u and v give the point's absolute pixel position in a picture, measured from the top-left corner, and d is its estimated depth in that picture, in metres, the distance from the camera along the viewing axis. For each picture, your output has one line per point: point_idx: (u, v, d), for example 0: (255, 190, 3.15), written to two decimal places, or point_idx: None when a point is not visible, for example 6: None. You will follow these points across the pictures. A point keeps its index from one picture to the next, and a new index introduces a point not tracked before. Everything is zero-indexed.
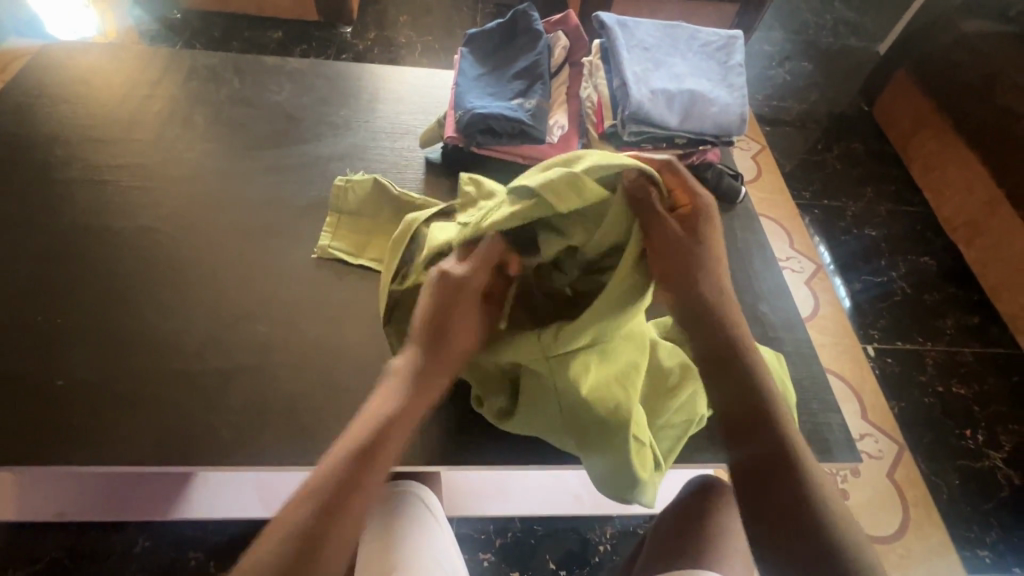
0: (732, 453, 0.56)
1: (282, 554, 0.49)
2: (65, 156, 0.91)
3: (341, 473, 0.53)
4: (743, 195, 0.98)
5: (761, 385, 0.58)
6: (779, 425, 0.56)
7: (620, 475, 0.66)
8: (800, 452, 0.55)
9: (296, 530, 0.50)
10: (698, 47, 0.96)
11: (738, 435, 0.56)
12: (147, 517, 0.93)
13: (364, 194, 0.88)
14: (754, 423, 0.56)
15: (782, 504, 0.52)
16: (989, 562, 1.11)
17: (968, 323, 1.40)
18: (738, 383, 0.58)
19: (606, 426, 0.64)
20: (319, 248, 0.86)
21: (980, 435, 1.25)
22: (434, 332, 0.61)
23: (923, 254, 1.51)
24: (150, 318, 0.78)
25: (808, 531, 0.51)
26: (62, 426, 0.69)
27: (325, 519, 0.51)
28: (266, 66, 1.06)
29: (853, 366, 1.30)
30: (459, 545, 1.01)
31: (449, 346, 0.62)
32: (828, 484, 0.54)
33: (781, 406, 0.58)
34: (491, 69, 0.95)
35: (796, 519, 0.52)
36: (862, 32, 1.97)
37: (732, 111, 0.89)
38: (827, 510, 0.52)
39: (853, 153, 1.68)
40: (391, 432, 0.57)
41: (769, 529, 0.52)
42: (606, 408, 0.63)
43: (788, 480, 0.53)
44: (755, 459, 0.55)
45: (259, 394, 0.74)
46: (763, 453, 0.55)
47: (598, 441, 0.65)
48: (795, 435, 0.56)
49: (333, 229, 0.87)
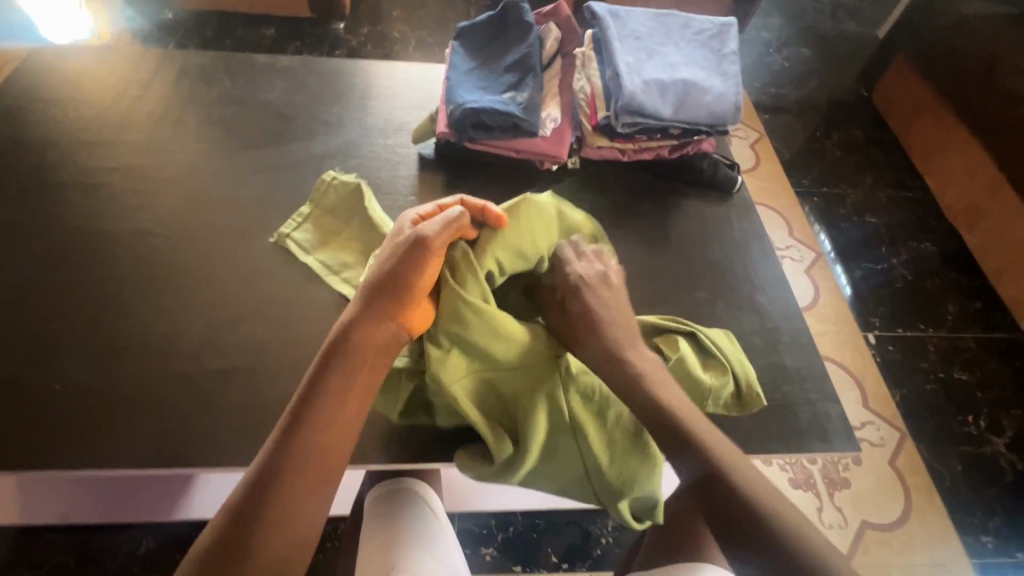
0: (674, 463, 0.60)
1: (224, 523, 0.52)
2: (56, 159, 0.91)
3: (279, 440, 0.56)
4: (740, 185, 0.97)
5: (676, 403, 0.63)
6: (702, 433, 0.60)
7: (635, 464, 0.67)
8: (731, 454, 0.59)
9: (239, 495, 0.54)
10: (691, 36, 0.94)
11: (674, 446, 0.60)
12: (149, 519, 0.93)
13: (341, 191, 0.89)
14: (681, 438, 0.60)
15: (728, 511, 0.56)
16: (992, 548, 1.11)
17: (970, 309, 1.39)
18: (659, 405, 0.63)
19: (620, 410, 0.68)
20: (277, 235, 0.86)
21: (982, 421, 1.25)
22: (374, 286, 0.65)
23: (924, 240, 1.50)
24: (145, 321, 0.77)
25: (756, 526, 0.54)
26: (60, 431, 0.70)
27: (258, 482, 0.54)
28: (256, 65, 1.05)
29: (853, 354, 1.29)
30: (461, 541, 1.01)
31: (392, 294, 0.64)
32: (765, 480, 0.58)
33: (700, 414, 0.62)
34: (483, 63, 0.95)
35: (747, 525, 0.54)
36: (860, 17, 1.94)
37: (726, 100, 0.88)
38: (768, 504, 0.55)
39: (852, 140, 1.66)
40: (326, 390, 0.59)
41: (727, 530, 0.55)
42: (622, 392, 0.68)
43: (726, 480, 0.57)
44: (694, 465, 0.59)
45: (255, 395, 0.73)
46: (695, 467, 0.58)
47: (613, 432, 0.67)
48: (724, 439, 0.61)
49: (296, 218, 0.88)
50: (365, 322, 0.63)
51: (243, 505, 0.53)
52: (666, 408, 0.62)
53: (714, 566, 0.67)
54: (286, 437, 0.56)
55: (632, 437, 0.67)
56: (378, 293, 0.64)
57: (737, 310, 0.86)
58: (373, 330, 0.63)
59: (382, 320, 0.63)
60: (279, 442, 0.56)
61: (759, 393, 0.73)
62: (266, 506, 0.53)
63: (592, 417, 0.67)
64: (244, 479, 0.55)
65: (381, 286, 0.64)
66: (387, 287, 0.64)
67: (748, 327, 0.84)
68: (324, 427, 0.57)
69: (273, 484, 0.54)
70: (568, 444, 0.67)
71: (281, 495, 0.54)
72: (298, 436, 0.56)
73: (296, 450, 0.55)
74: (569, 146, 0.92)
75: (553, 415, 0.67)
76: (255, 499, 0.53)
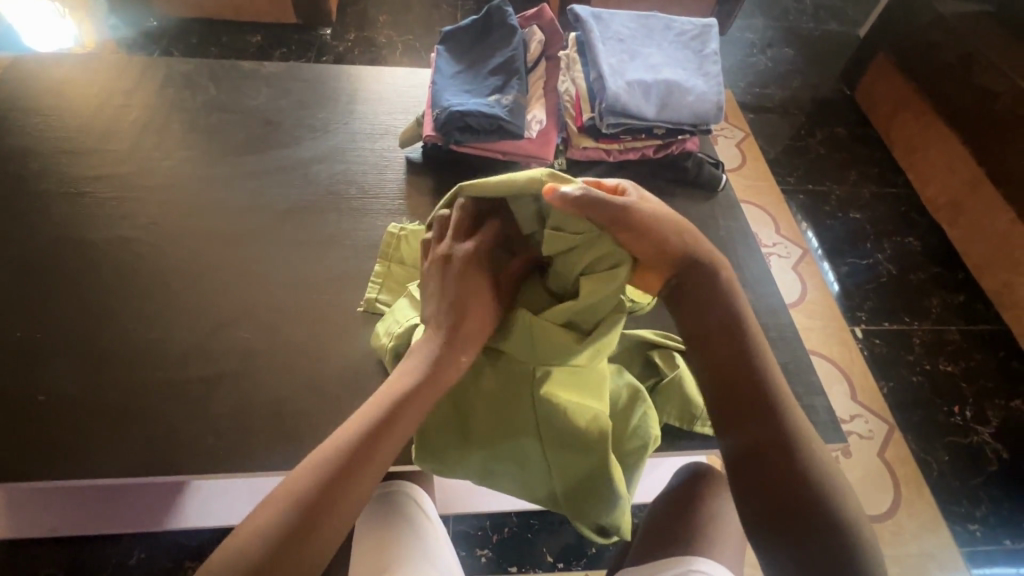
0: (731, 433, 0.59)
1: (277, 525, 0.50)
2: (40, 169, 0.90)
3: (343, 453, 0.55)
4: (724, 183, 0.98)
5: (760, 369, 0.61)
6: (782, 408, 0.59)
7: (587, 486, 0.67)
8: (800, 433, 0.58)
9: (290, 503, 0.52)
10: (673, 37, 0.96)
11: (739, 417, 0.59)
12: (141, 528, 0.93)
13: (414, 242, 0.84)
14: (747, 404, 0.59)
15: (779, 481, 0.56)
16: (980, 536, 1.13)
17: (955, 302, 1.41)
18: (735, 372, 0.61)
19: (584, 437, 0.65)
20: (365, 301, 0.82)
21: (968, 411, 1.27)
22: (450, 313, 0.66)
23: (908, 235, 1.52)
24: (134, 329, 0.77)
25: (812, 512, 0.54)
26: (46, 442, 0.69)
27: (331, 481, 0.53)
28: (243, 71, 1.05)
29: (841, 349, 1.31)
30: (456, 543, 1.01)
31: (466, 317, 0.65)
32: (828, 464, 0.58)
33: (780, 385, 0.60)
34: (468, 66, 0.95)
35: (788, 496, 0.55)
36: (841, 17, 1.98)
37: (708, 99, 0.89)
38: (828, 488, 0.55)
39: (836, 137, 1.69)
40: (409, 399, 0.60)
41: (780, 512, 0.55)
42: (581, 415, 0.65)
43: (792, 464, 0.56)
44: (757, 440, 0.58)
45: (243, 402, 0.73)
46: (757, 434, 0.58)
47: (569, 454, 0.66)
48: (795, 416, 0.59)
49: (380, 279, 0.83)
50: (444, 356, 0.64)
51: (296, 517, 0.51)
52: (748, 370, 0.61)
53: (710, 560, 0.67)
54: (349, 453, 0.55)
55: (592, 459, 0.65)
56: (452, 323, 0.65)
57: None
58: (453, 351, 0.64)
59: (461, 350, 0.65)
60: (345, 459, 0.55)
61: None
62: (322, 519, 0.52)
63: (553, 429, 0.66)
64: (295, 489, 0.53)
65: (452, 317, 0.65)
66: (464, 313, 0.65)
67: None
68: (391, 448, 0.58)
69: (333, 500, 0.53)
70: (529, 451, 0.67)
71: (337, 512, 0.53)
72: (367, 458, 0.56)
73: (370, 454, 0.56)
74: (554, 148, 0.93)
75: (516, 419, 0.67)
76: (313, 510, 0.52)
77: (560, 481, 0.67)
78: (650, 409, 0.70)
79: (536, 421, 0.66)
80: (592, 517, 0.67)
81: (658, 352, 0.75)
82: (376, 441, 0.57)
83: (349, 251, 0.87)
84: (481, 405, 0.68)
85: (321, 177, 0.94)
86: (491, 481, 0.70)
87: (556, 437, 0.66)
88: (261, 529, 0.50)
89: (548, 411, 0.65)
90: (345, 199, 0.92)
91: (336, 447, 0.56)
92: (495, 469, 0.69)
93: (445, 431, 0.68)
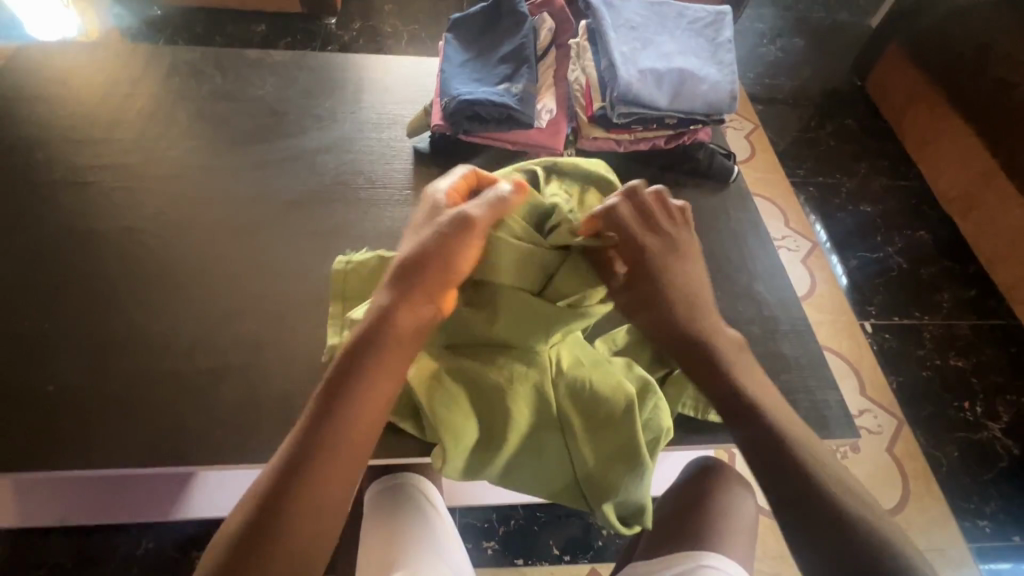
0: (733, 428, 0.60)
1: (240, 522, 0.51)
2: (45, 158, 0.90)
3: (295, 444, 0.54)
4: (736, 174, 0.96)
5: (746, 377, 0.63)
6: (772, 407, 0.60)
7: (615, 466, 0.67)
8: (795, 430, 0.59)
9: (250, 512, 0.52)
10: (685, 25, 0.94)
11: (736, 411, 0.60)
12: (149, 518, 0.93)
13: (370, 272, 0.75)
14: (758, 412, 0.59)
15: (798, 484, 0.55)
16: (989, 532, 1.12)
17: (966, 296, 1.40)
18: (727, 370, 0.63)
19: (611, 409, 0.67)
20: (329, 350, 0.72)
21: (978, 407, 1.25)
22: (406, 264, 0.61)
23: (919, 228, 1.50)
24: (142, 319, 0.77)
25: (825, 505, 0.53)
26: (56, 431, 0.69)
27: (286, 469, 0.53)
28: (248, 60, 1.04)
29: (850, 343, 1.30)
30: (463, 535, 1.01)
31: (426, 268, 0.61)
32: (831, 459, 0.58)
33: (765, 389, 0.63)
34: (476, 54, 0.94)
35: (800, 487, 0.54)
36: (853, 6, 1.94)
37: (722, 89, 0.88)
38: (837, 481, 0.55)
39: (847, 129, 1.66)
40: (362, 369, 0.57)
41: (792, 502, 0.54)
42: (609, 398, 0.67)
43: (798, 460, 0.56)
44: (756, 434, 0.58)
45: (252, 392, 0.73)
46: (768, 438, 0.58)
47: (600, 430, 0.67)
48: (789, 416, 0.61)
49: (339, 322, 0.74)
50: (384, 326, 0.59)
51: (257, 523, 0.51)
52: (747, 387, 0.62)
53: (721, 554, 0.66)
54: (295, 454, 0.54)
55: (618, 440, 0.67)
56: (409, 274, 0.61)
57: (734, 299, 0.86)
58: (394, 320, 0.60)
59: (409, 314, 0.60)
60: (298, 444, 0.54)
61: None
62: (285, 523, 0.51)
63: (582, 413, 0.68)
64: (255, 497, 0.53)
65: (397, 284, 0.61)
66: (422, 270, 0.61)
67: (745, 316, 0.84)
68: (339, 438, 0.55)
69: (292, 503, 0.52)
70: (555, 438, 0.68)
71: (295, 513, 0.52)
72: (312, 454, 0.54)
73: (322, 433, 0.55)
74: (565, 137, 0.92)
75: (541, 409, 0.67)
76: (272, 514, 0.51)
77: (586, 468, 0.67)
78: (661, 400, 0.69)
79: (562, 404, 0.68)
80: (619, 500, 0.67)
81: None
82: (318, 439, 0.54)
83: (356, 242, 0.86)
84: (505, 405, 0.66)
85: (327, 167, 0.93)
86: (511, 482, 0.69)
87: (582, 414, 0.67)
88: (232, 530, 0.51)
89: (573, 383, 0.68)
90: (352, 189, 0.91)
91: (286, 451, 0.54)
92: (517, 467, 0.69)
93: (466, 430, 0.66)
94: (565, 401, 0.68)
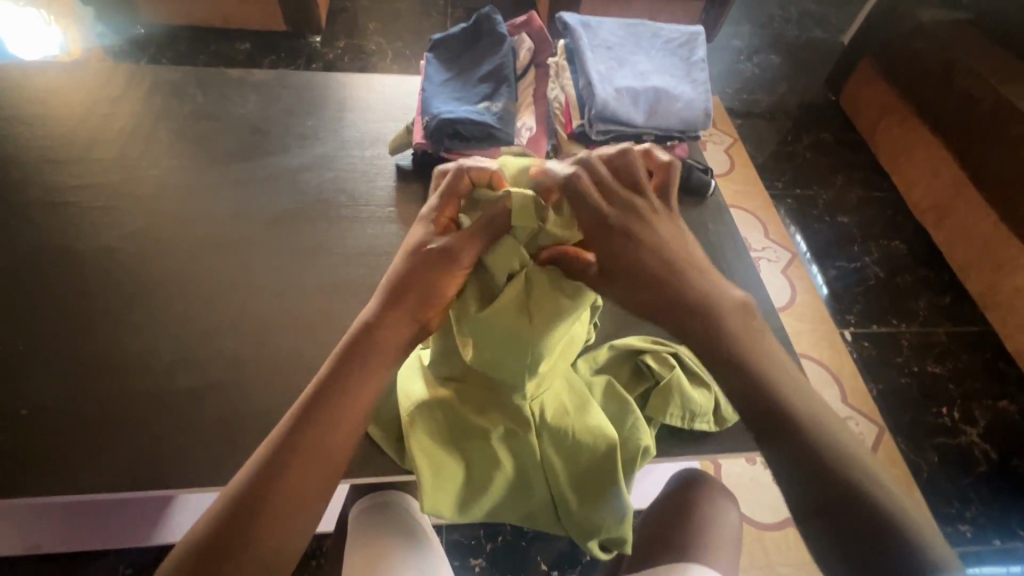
0: (769, 446, 0.48)
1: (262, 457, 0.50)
2: (22, 178, 0.89)
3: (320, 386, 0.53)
4: (713, 187, 0.98)
5: (774, 386, 0.50)
6: (814, 419, 0.48)
7: (596, 502, 0.66)
8: (842, 445, 0.47)
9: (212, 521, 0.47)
10: (660, 45, 0.97)
11: (767, 431, 0.49)
12: (129, 543, 0.91)
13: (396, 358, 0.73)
14: (789, 423, 0.48)
15: (824, 501, 0.45)
16: (970, 537, 1.13)
17: (941, 304, 1.43)
18: (763, 379, 0.50)
19: (593, 448, 0.66)
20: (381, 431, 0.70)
21: (955, 412, 1.28)
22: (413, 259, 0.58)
23: (894, 238, 1.54)
24: (121, 340, 0.76)
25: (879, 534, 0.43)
26: (27, 456, 0.67)
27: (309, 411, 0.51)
28: (230, 79, 1.05)
29: (830, 352, 1.32)
30: (449, 553, 1.00)
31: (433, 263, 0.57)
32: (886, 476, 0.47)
33: (809, 400, 0.50)
34: (457, 74, 0.96)
35: (851, 516, 0.44)
36: (826, 24, 2.01)
37: (696, 106, 0.90)
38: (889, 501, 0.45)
39: (822, 142, 1.71)
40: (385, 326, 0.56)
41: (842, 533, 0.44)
42: (591, 432, 0.66)
43: (841, 483, 0.45)
44: (797, 453, 0.47)
45: (231, 411, 0.72)
46: (804, 455, 0.47)
47: (583, 471, 0.66)
48: (835, 429, 0.48)
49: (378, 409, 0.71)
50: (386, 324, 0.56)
51: (267, 467, 0.49)
52: (766, 379, 0.51)
53: (705, 567, 0.66)
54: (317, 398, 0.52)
55: (600, 471, 0.66)
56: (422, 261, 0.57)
57: None
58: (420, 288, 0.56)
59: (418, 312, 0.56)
60: (323, 392, 0.53)
61: (725, 415, 0.76)
62: (282, 512, 0.48)
63: (563, 450, 0.66)
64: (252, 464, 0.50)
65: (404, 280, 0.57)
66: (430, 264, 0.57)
67: None
68: (343, 419, 0.52)
69: (281, 487, 0.48)
70: (537, 480, 0.66)
71: (314, 457, 0.50)
72: (315, 429, 0.51)
73: (344, 383, 0.53)
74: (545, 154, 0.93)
75: (520, 448, 0.66)
76: (260, 500, 0.48)
77: (572, 501, 0.66)
78: (639, 420, 0.69)
79: (546, 450, 0.66)
80: (603, 532, 0.67)
81: (647, 356, 0.74)
82: (312, 425, 0.51)
83: (338, 259, 0.86)
84: (489, 447, 0.65)
85: (310, 185, 0.93)
86: (494, 513, 0.68)
87: (564, 458, 0.66)
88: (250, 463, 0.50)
89: (555, 428, 0.66)
90: (335, 207, 0.91)
91: (296, 412, 0.52)
92: (503, 506, 0.68)
93: (449, 474, 0.65)
94: (548, 446, 0.66)
